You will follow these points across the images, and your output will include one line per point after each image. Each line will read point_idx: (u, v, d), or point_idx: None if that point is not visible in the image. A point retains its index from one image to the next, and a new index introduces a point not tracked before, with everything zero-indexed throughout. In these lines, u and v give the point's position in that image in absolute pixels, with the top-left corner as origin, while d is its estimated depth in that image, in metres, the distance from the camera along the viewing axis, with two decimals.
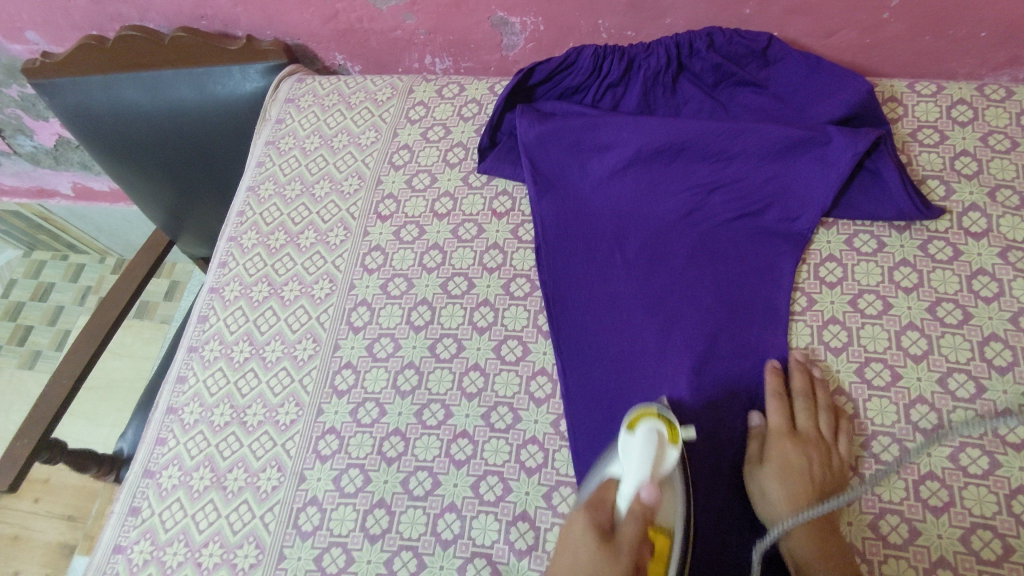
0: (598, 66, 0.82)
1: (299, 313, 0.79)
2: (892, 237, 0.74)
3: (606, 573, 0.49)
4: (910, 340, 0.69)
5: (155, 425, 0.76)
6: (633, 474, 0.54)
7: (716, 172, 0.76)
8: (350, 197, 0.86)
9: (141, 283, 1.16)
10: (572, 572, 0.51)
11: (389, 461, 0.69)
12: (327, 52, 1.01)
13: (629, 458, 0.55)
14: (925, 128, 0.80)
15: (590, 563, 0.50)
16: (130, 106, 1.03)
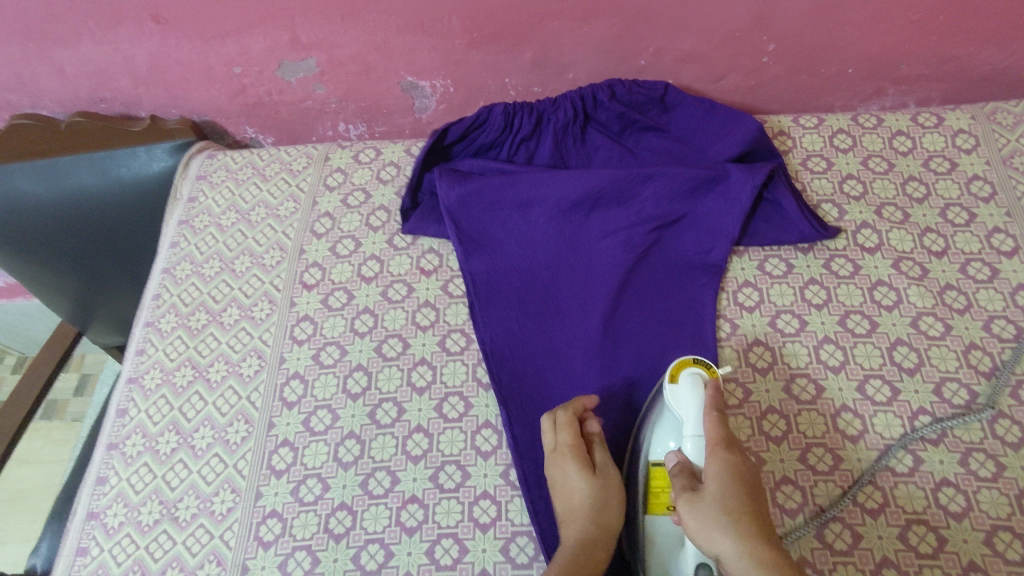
0: (509, 122, 0.85)
1: (228, 394, 0.76)
2: (799, 259, 0.80)
3: (607, 487, 0.64)
4: (828, 354, 0.73)
5: (73, 534, 0.70)
6: (695, 417, 0.63)
7: (634, 217, 0.80)
8: (272, 270, 0.84)
9: (47, 382, 1.08)
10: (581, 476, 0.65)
11: (337, 538, 0.66)
12: (237, 126, 1.00)
13: (684, 404, 0.64)
14: (813, 157, 0.87)
15: (596, 491, 0.64)
16: (24, 195, 0.98)
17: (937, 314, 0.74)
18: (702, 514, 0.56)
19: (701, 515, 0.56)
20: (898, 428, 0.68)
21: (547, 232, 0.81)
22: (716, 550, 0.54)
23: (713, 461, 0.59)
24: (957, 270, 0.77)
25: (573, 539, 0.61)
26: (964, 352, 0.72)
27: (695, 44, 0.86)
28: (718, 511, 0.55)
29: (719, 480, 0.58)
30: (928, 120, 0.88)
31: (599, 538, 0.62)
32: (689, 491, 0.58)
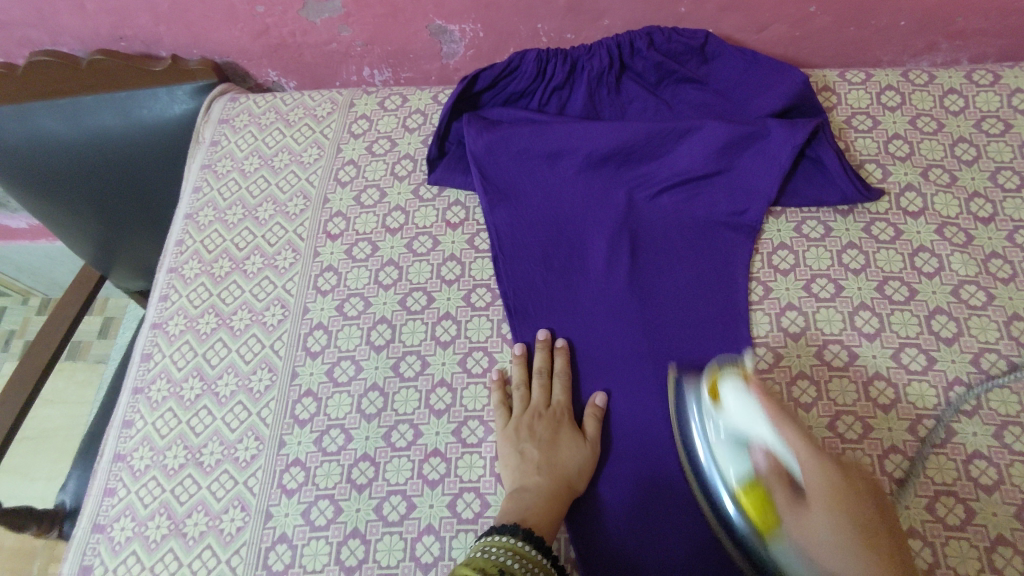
0: (541, 70, 0.82)
1: (251, 342, 0.75)
2: (838, 222, 0.77)
3: (564, 435, 0.66)
4: (863, 320, 0.71)
5: (101, 475, 0.71)
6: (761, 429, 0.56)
7: (666, 173, 0.77)
8: (295, 218, 0.82)
9: (72, 324, 1.09)
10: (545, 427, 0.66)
11: (359, 489, 0.67)
12: (259, 69, 0.97)
13: (744, 413, 0.57)
14: (858, 115, 0.83)
15: (544, 432, 0.66)
16: (48, 136, 0.96)
17: (980, 282, 0.72)
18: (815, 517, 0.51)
19: (807, 519, 0.51)
20: (932, 399, 0.66)
21: (577, 186, 0.79)
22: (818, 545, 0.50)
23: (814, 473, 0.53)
24: (1003, 238, 0.74)
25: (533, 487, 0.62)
26: (1005, 323, 0.69)
27: None
28: (830, 515, 0.51)
29: (824, 496, 0.51)
30: (983, 78, 0.83)
31: (552, 479, 0.62)
32: (790, 496, 0.53)
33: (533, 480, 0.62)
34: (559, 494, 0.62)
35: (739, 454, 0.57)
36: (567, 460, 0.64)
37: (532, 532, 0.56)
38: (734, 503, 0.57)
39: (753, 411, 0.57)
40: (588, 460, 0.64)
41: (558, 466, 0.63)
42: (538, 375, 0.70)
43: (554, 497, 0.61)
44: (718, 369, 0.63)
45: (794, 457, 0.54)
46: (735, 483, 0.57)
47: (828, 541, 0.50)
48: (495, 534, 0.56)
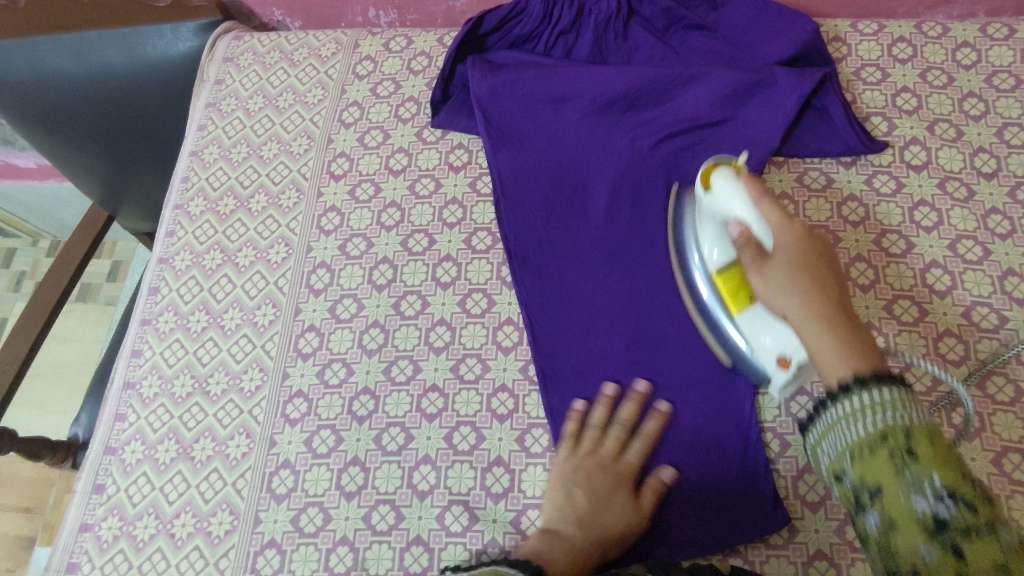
0: (548, 12, 0.81)
1: (256, 278, 0.77)
2: (840, 173, 0.77)
3: (611, 486, 0.62)
4: (859, 271, 0.72)
5: (111, 401, 0.74)
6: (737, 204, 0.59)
7: (670, 119, 0.77)
8: (300, 158, 0.83)
9: (81, 262, 1.11)
10: (591, 471, 0.63)
11: (360, 420, 0.69)
12: (264, 8, 0.97)
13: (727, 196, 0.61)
14: (868, 67, 0.82)
15: (592, 478, 0.63)
16: (52, 72, 0.96)
17: (978, 237, 0.72)
18: (777, 281, 0.53)
19: (771, 282, 0.53)
20: (921, 349, 0.68)
21: (580, 131, 0.79)
22: (788, 315, 0.52)
23: (779, 236, 0.55)
24: (1005, 193, 0.74)
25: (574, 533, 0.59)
26: (1000, 277, 0.70)
27: None
28: (792, 281, 0.52)
29: (786, 251, 0.54)
30: (998, 31, 0.82)
31: (588, 536, 0.59)
32: (757, 255, 0.56)
33: (571, 528, 0.60)
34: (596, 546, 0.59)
35: (726, 240, 0.63)
36: (612, 519, 0.60)
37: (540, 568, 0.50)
38: (717, 299, 0.64)
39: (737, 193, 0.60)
40: (635, 514, 0.61)
41: (600, 519, 0.60)
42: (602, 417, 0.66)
43: (590, 549, 0.59)
44: (715, 163, 0.66)
45: (770, 233, 0.56)
46: (715, 269, 0.64)
47: (810, 338, 0.50)
48: (504, 565, 0.49)
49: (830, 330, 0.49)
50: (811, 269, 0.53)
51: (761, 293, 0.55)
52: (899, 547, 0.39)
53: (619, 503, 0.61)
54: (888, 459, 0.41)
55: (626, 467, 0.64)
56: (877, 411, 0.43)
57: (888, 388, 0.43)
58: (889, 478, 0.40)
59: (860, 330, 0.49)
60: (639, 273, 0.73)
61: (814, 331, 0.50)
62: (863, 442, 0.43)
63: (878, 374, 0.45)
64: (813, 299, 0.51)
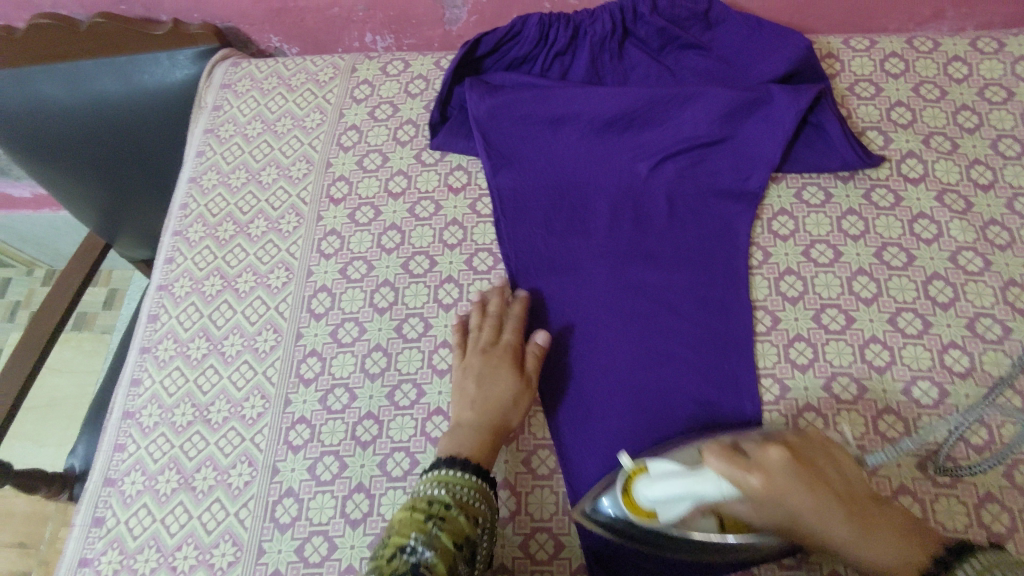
0: (544, 34, 0.82)
1: (257, 303, 0.76)
2: (838, 188, 0.77)
3: (501, 370, 0.66)
4: (861, 285, 0.72)
5: (111, 431, 0.73)
6: (681, 487, 0.49)
7: (668, 137, 0.78)
8: (299, 182, 0.83)
9: (77, 292, 1.09)
10: (478, 362, 0.67)
11: (364, 445, 0.68)
12: (261, 34, 0.97)
13: (665, 488, 0.49)
14: (861, 82, 0.83)
15: (484, 367, 0.67)
16: (47, 100, 0.96)
17: (978, 249, 0.72)
18: (784, 487, 0.47)
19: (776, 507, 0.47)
20: (926, 360, 0.67)
21: (579, 151, 0.79)
22: (798, 518, 0.48)
23: (726, 462, 0.47)
24: (1002, 205, 0.74)
25: (473, 418, 0.64)
26: (1002, 288, 0.70)
27: None
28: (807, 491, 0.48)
29: (779, 474, 0.47)
30: (987, 45, 0.83)
31: (484, 413, 0.64)
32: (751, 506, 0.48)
33: (469, 411, 0.65)
34: (491, 426, 0.64)
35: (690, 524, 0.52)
36: (500, 393, 0.65)
37: (469, 462, 0.60)
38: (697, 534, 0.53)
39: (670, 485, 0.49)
40: (522, 385, 0.67)
41: (493, 402, 0.65)
42: (491, 316, 0.70)
43: (487, 430, 0.64)
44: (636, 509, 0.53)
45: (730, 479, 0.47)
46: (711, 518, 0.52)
47: (849, 543, 0.49)
48: (443, 468, 0.59)
49: (847, 516, 0.48)
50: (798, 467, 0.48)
51: (762, 510, 0.48)
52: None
53: (506, 385, 0.66)
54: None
55: (505, 346, 0.68)
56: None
57: (979, 561, 0.45)
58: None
59: (870, 506, 0.50)
60: (642, 292, 0.73)
61: (838, 523, 0.48)
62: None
63: (953, 553, 0.47)
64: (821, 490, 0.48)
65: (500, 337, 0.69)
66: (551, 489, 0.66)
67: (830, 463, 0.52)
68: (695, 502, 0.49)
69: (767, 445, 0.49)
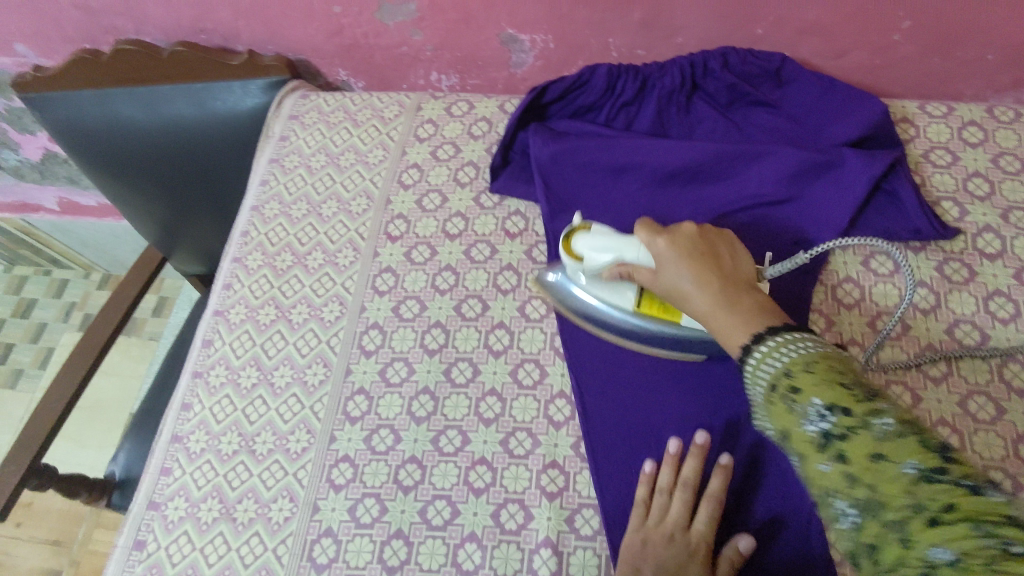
0: (611, 85, 0.82)
1: (309, 336, 0.77)
2: (909, 258, 0.74)
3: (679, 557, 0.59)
4: (930, 363, 0.69)
5: (158, 454, 0.73)
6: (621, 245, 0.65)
7: (731, 194, 0.76)
8: (358, 217, 0.84)
9: (132, 304, 1.12)
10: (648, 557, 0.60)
11: (406, 490, 0.67)
12: (330, 68, 0.99)
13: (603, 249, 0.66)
14: (937, 149, 0.80)
15: (664, 559, 0.59)
16: (123, 121, 1.00)
17: None
18: (672, 270, 0.60)
19: (670, 266, 0.60)
20: (999, 449, 0.64)
21: (640, 201, 0.78)
22: (682, 287, 0.59)
23: (653, 243, 0.61)
24: None
25: None
26: None
27: (821, 15, 0.80)
28: (672, 251, 0.60)
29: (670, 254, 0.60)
30: None
31: None
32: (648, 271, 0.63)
33: None
34: None
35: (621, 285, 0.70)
36: None
37: None
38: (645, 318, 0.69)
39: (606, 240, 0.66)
40: None
41: None
42: (683, 487, 0.62)
43: None
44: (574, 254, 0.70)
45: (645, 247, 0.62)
46: (635, 300, 0.69)
47: (721, 325, 0.56)
48: None
49: (725, 290, 0.57)
50: (699, 242, 0.61)
51: (663, 289, 0.61)
52: (811, 474, 0.42)
53: None
54: (781, 401, 0.45)
55: (677, 528, 0.61)
56: (780, 357, 0.47)
57: (786, 338, 0.48)
58: (787, 419, 0.44)
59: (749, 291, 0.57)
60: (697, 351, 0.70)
61: (712, 288, 0.57)
62: (765, 399, 0.47)
63: (775, 330, 0.50)
64: (705, 264, 0.59)
65: (682, 500, 0.62)
66: (594, 551, 0.63)
67: (729, 258, 0.61)
68: (618, 262, 0.65)
69: (685, 222, 0.64)
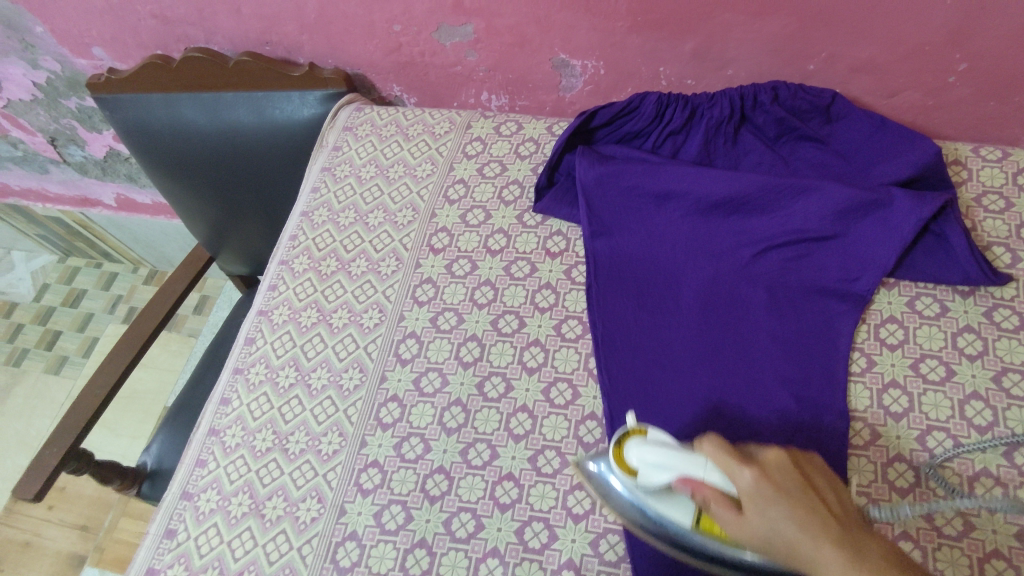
0: (660, 113, 0.83)
1: (347, 341, 0.79)
2: (956, 302, 0.73)
3: None
4: (974, 411, 0.67)
5: (195, 446, 0.75)
6: (672, 461, 0.56)
7: (774, 227, 0.76)
8: (403, 229, 0.86)
9: (178, 299, 1.15)
10: None
11: (432, 500, 0.68)
12: (385, 83, 1.02)
13: (659, 459, 0.57)
14: (990, 194, 0.79)
15: None
16: (186, 124, 1.05)
17: None
18: (771, 512, 0.48)
19: (778, 523, 0.48)
20: None
21: (682, 229, 0.78)
22: (798, 551, 0.47)
23: (739, 471, 0.51)
24: None
25: None
26: None
27: (876, 53, 0.79)
28: (779, 505, 0.48)
29: (754, 492, 0.50)
30: None
31: None
32: (727, 509, 0.51)
33: None
34: None
35: (668, 498, 0.59)
36: None
37: None
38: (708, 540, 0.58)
39: (660, 455, 0.57)
40: None
41: None
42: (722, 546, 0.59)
43: None
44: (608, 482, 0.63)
45: (728, 474, 0.52)
46: (685, 521, 0.58)
47: (811, 557, 0.46)
48: None
49: (836, 542, 0.46)
50: (799, 479, 0.50)
51: (753, 535, 0.49)
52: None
53: None
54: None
55: None
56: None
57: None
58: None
59: (867, 536, 0.47)
60: (732, 381, 0.70)
61: (825, 547, 0.46)
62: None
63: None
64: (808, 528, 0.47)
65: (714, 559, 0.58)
66: None
67: (830, 484, 0.51)
68: (683, 478, 0.55)
69: (771, 444, 0.53)
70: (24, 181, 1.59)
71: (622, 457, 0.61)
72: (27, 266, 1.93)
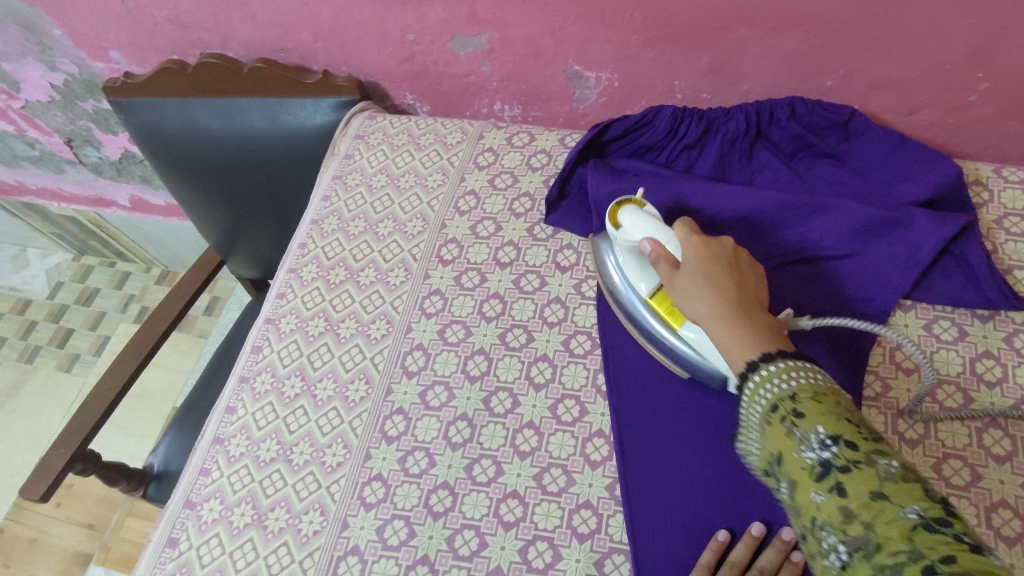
0: (674, 127, 0.82)
1: (354, 351, 0.78)
2: (975, 326, 0.71)
3: None
4: (992, 439, 0.65)
5: (199, 454, 0.75)
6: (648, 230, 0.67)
7: (790, 244, 0.75)
8: (412, 239, 0.85)
9: (188, 303, 1.15)
10: None
11: (435, 516, 0.67)
12: (398, 91, 1.02)
13: (637, 227, 0.68)
14: (1011, 216, 0.77)
15: None
16: (199, 128, 1.05)
17: None
18: (694, 283, 0.60)
19: (688, 283, 0.61)
20: None
21: None
22: (701, 311, 0.59)
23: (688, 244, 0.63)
24: None
25: None
26: None
27: (895, 71, 0.78)
28: (694, 278, 0.60)
29: (694, 270, 0.61)
30: None
31: None
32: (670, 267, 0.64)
33: None
34: None
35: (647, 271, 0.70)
36: None
37: None
38: (650, 311, 0.70)
39: (646, 227, 0.67)
40: None
41: None
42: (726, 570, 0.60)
43: None
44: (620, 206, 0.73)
45: (678, 244, 0.64)
46: (649, 292, 0.69)
47: (716, 336, 0.58)
48: None
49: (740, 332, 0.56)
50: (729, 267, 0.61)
51: (683, 302, 0.61)
52: (798, 500, 0.46)
53: None
54: (781, 424, 0.48)
55: None
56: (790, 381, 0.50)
57: (789, 359, 0.51)
58: (785, 441, 0.47)
59: (760, 314, 0.58)
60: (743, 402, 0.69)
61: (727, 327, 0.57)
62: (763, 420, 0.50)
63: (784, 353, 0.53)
64: (721, 295, 0.59)
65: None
66: None
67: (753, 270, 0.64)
68: (652, 242, 0.66)
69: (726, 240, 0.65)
70: (40, 181, 1.60)
71: (617, 207, 0.71)
72: (41, 263, 1.95)
